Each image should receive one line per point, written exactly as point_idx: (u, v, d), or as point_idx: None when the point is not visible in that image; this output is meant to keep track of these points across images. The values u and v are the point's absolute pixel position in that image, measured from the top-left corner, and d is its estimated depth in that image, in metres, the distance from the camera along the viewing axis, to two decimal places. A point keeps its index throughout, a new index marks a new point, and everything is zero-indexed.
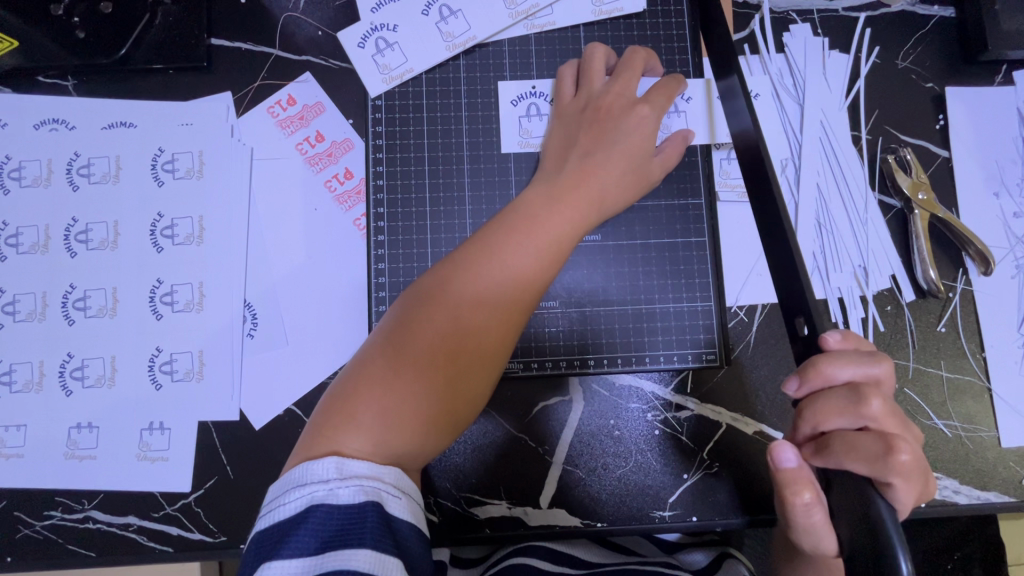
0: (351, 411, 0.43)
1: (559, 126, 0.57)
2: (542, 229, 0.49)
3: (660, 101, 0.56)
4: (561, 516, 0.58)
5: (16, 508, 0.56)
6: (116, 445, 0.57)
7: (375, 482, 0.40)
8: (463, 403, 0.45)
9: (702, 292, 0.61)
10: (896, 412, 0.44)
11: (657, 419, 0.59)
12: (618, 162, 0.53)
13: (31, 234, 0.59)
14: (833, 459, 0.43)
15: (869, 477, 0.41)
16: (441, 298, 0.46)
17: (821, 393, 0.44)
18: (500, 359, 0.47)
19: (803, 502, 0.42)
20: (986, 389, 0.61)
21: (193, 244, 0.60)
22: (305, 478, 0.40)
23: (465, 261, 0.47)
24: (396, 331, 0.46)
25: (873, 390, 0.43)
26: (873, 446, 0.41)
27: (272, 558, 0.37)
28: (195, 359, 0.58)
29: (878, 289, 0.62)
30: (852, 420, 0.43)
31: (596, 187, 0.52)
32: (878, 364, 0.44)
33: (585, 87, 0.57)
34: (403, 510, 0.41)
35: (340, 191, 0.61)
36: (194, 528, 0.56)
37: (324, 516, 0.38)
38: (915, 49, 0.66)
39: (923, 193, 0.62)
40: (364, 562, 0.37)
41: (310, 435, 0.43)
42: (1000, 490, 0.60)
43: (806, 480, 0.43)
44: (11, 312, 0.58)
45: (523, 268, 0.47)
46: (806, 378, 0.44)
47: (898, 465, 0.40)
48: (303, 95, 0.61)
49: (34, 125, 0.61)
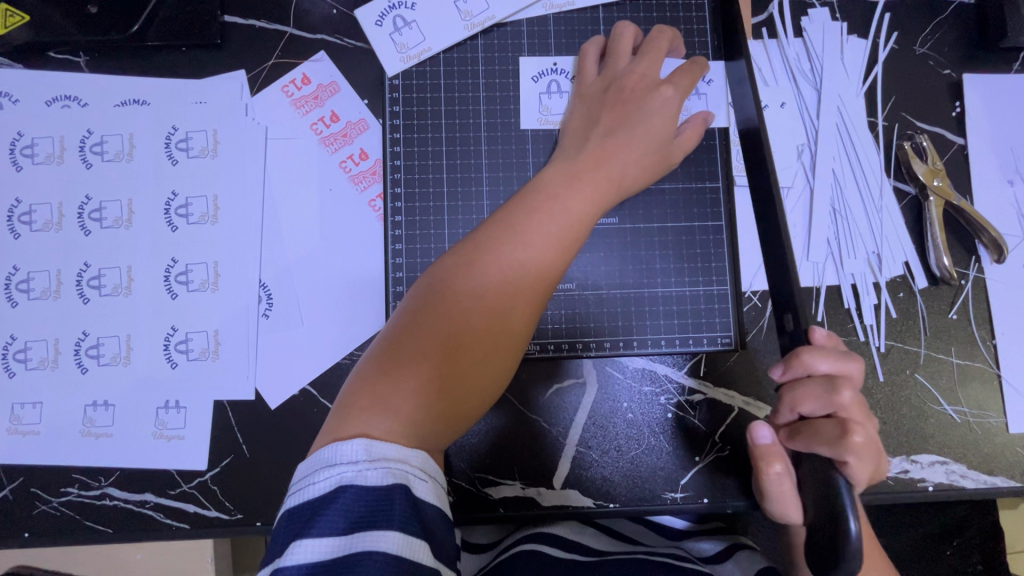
0: (377, 394, 0.43)
1: (582, 104, 0.57)
2: (564, 209, 0.49)
3: (684, 84, 0.56)
4: (573, 496, 0.58)
5: (32, 485, 0.56)
6: (132, 423, 0.57)
7: (402, 465, 0.40)
8: (485, 385, 0.46)
9: (717, 276, 0.61)
10: (863, 404, 0.48)
11: (670, 402, 0.59)
12: (641, 142, 0.53)
13: (44, 212, 0.59)
14: (803, 442, 0.48)
15: (831, 459, 0.46)
16: (464, 281, 0.46)
17: (799, 381, 0.48)
18: (522, 340, 0.47)
19: (774, 472, 0.50)
20: (995, 375, 0.62)
21: (207, 223, 0.59)
22: (334, 458, 0.40)
23: (488, 241, 0.47)
24: (421, 313, 0.46)
25: (847, 382, 0.47)
26: (835, 432, 0.46)
27: (303, 536, 0.38)
28: (211, 338, 0.58)
29: (892, 275, 0.62)
30: (824, 407, 0.47)
31: (618, 168, 0.52)
32: (853, 361, 0.48)
33: (608, 67, 0.57)
34: (428, 493, 0.41)
35: (355, 171, 0.61)
36: (210, 505, 0.56)
37: (353, 497, 0.38)
38: (933, 35, 0.65)
39: (939, 179, 0.62)
40: (393, 544, 0.37)
41: (338, 416, 0.43)
42: (1006, 475, 0.61)
43: (778, 454, 0.51)
44: (26, 289, 0.58)
45: (545, 249, 0.47)
46: (790, 365, 0.48)
47: (854, 446, 0.45)
48: (318, 74, 0.61)
49: (47, 102, 0.60)
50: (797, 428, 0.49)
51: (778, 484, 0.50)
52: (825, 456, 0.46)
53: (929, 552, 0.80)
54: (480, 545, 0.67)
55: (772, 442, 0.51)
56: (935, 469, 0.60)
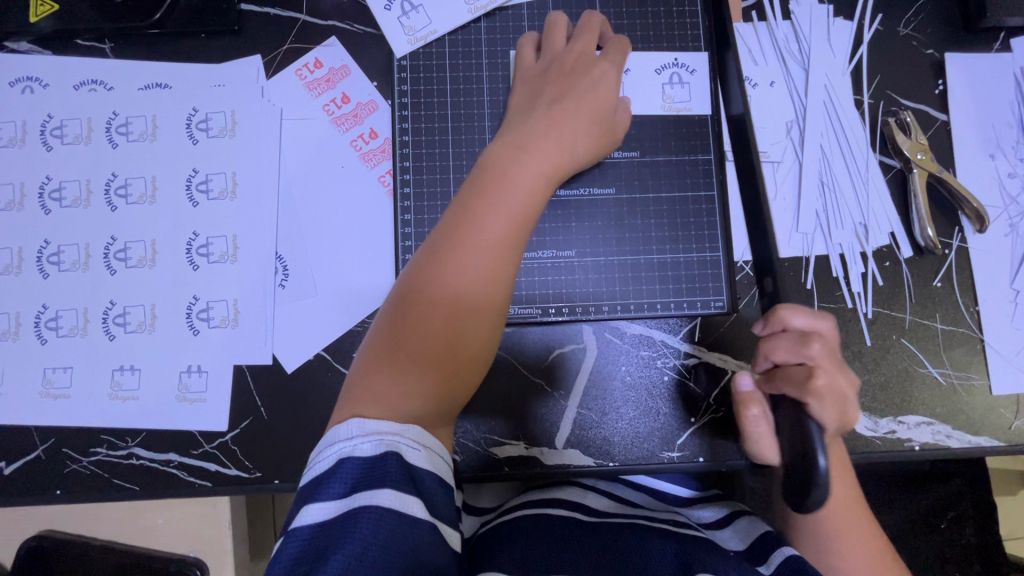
0: (368, 381, 0.47)
1: (524, 85, 0.60)
2: (514, 181, 0.52)
3: (617, 59, 0.61)
4: (576, 456, 0.61)
5: (64, 445, 0.60)
6: (158, 387, 0.60)
7: (395, 436, 0.44)
8: (466, 354, 0.49)
9: (710, 244, 0.64)
10: (834, 356, 0.52)
11: (667, 366, 0.62)
12: (586, 109, 0.57)
13: (73, 189, 0.62)
14: (776, 386, 0.53)
15: (797, 400, 0.50)
16: (432, 267, 0.49)
17: (776, 336, 0.53)
18: (492, 304, 0.50)
19: (751, 413, 0.55)
20: (979, 341, 0.65)
21: (226, 199, 0.63)
22: (334, 438, 0.44)
23: (443, 226, 0.51)
24: (394, 305, 0.50)
25: (816, 336, 0.51)
26: (800, 375, 0.50)
27: (310, 502, 0.42)
28: (230, 307, 0.61)
29: (878, 245, 0.65)
30: (796, 357, 0.51)
31: (568, 137, 0.55)
32: (827, 321, 0.53)
33: (548, 49, 0.61)
34: (422, 460, 0.44)
35: (365, 149, 0.64)
36: (231, 464, 0.59)
37: (352, 466, 0.42)
38: (916, 17, 0.68)
39: (922, 153, 0.65)
40: (388, 501, 0.41)
41: (337, 413, 0.47)
42: (990, 435, 0.63)
43: (755, 399, 0.56)
44: (56, 262, 0.62)
45: (497, 217, 0.50)
46: (768, 321, 0.53)
47: (815, 388, 0.49)
48: (330, 58, 0.64)
49: (74, 86, 0.63)
50: (770, 375, 0.54)
51: (755, 425, 0.55)
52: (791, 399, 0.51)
53: (921, 520, 0.83)
54: (484, 509, 0.70)
55: (750, 389, 0.56)
56: (922, 430, 0.63)
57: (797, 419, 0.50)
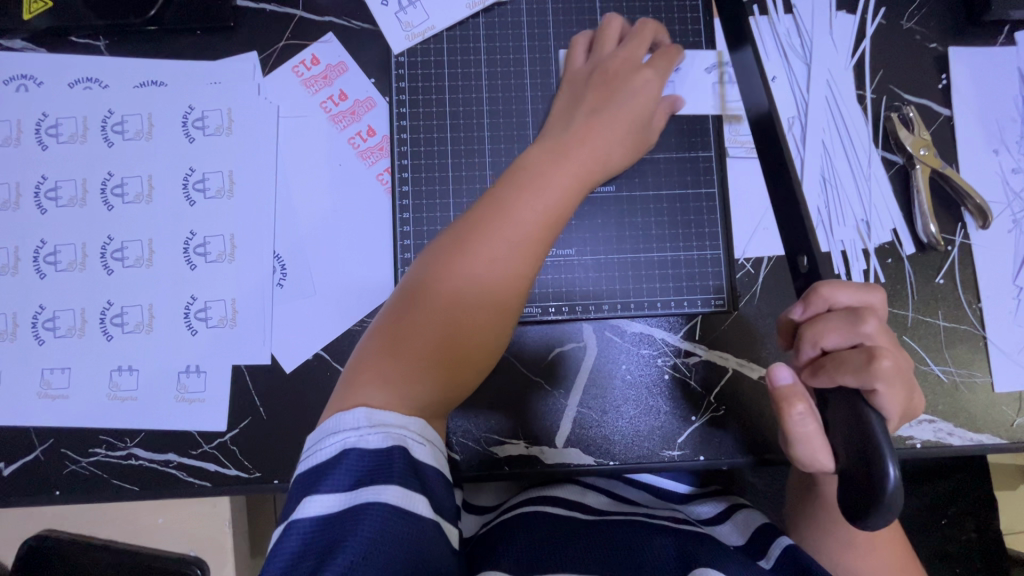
0: (378, 368, 0.47)
1: (568, 89, 0.60)
2: (550, 186, 0.52)
3: (663, 66, 0.60)
4: (575, 455, 0.61)
5: (63, 446, 0.59)
6: (156, 387, 0.60)
7: (401, 430, 0.43)
8: (480, 354, 0.49)
9: (710, 242, 0.63)
10: (889, 335, 0.45)
11: (667, 364, 0.62)
12: (624, 121, 0.57)
13: (69, 188, 0.62)
14: (826, 375, 0.45)
15: (856, 389, 0.43)
16: (458, 263, 0.49)
17: (820, 317, 0.46)
18: (513, 309, 0.50)
19: (797, 411, 0.45)
20: (981, 338, 0.64)
21: (223, 198, 0.62)
22: (338, 426, 0.43)
23: (476, 220, 0.50)
24: (413, 294, 0.49)
25: (870, 312, 0.45)
26: (860, 358, 0.43)
27: (313, 493, 0.40)
28: (228, 307, 0.61)
29: (880, 242, 0.65)
30: (848, 338, 0.45)
31: (602, 147, 0.56)
32: (872, 293, 0.47)
33: (595, 52, 0.61)
34: (427, 455, 0.44)
35: (363, 147, 0.63)
36: (230, 465, 0.59)
37: (357, 458, 0.41)
38: (920, 10, 0.67)
39: (925, 149, 0.64)
40: (394, 497, 0.40)
41: (340, 396, 0.46)
42: (992, 432, 0.63)
43: (801, 394, 0.46)
44: (53, 262, 0.61)
45: (532, 224, 0.50)
46: (808, 301, 0.47)
47: (881, 371, 0.42)
48: (327, 54, 0.64)
49: (69, 84, 0.63)
50: (818, 365, 0.46)
51: (801, 426, 0.45)
52: (848, 389, 0.44)
53: (921, 517, 0.83)
54: (484, 507, 0.70)
55: (793, 383, 0.46)
56: (923, 427, 0.63)
57: (858, 414, 0.42)
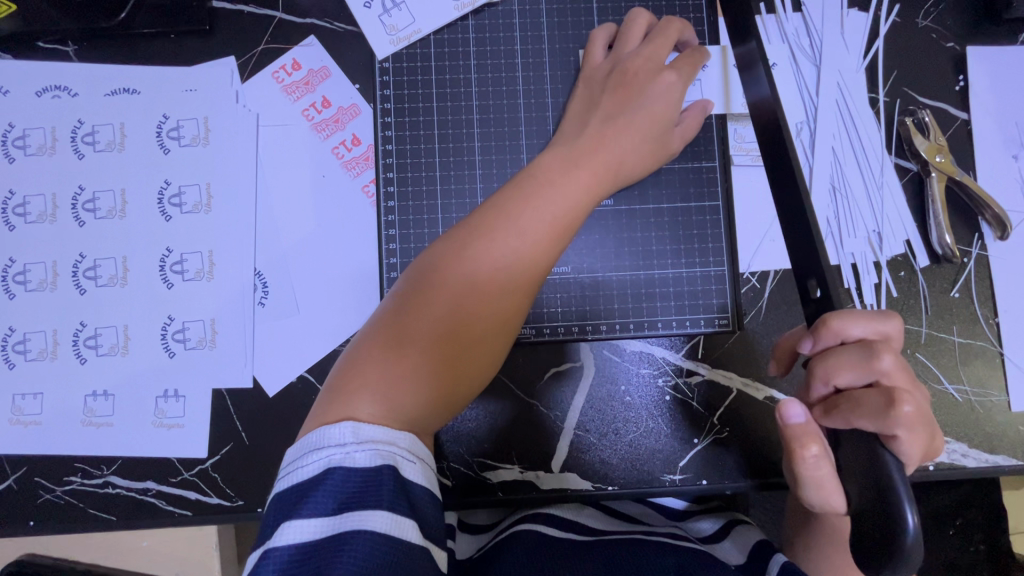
0: (366, 376, 0.43)
1: (584, 89, 0.58)
2: (560, 192, 0.49)
3: (686, 71, 0.56)
4: (572, 480, 0.59)
5: (37, 475, 0.57)
6: (132, 412, 0.57)
7: (390, 447, 0.39)
8: (478, 367, 0.46)
9: (714, 257, 0.60)
10: (906, 369, 0.42)
11: (668, 384, 0.59)
12: (641, 128, 0.54)
13: (38, 203, 0.59)
14: (842, 417, 0.42)
15: (874, 434, 0.40)
16: (461, 268, 0.46)
17: (832, 352, 0.43)
18: (516, 321, 0.47)
19: (811, 456, 0.42)
20: (998, 354, 0.61)
21: (201, 212, 0.59)
22: (322, 441, 0.39)
23: (482, 224, 0.47)
24: (409, 298, 0.46)
25: (885, 346, 0.42)
26: (878, 402, 0.40)
27: (292, 517, 0.36)
28: (207, 327, 0.58)
29: (893, 254, 0.61)
30: (863, 376, 0.42)
31: (616, 154, 0.53)
32: (889, 319, 0.43)
33: (616, 51, 0.58)
34: (418, 475, 0.40)
35: (348, 157, 0.60)
36: (212, 493, 0.57)
37: (341, 478, 0.37)
38: (936, 7, 0.64)
39: (942, 156, 0.60)
40: (381, 524, 0.36)
41: (324, 405, 0.42)
42: (1008, 453, 0.60)
43: (814, 434, 0.43)
44: (23, 281, 0.58)
45: (540, 231, 0.47)
46: (818, 335, 0.43)
47: (903, 417, 0.39)
48: (308, 59, 0.60)
49: (36, 92, 0.60)
50: (831, 403, 0.43)
51: (814, 470, 0.43)
52: (865, 435, 0.41)
53: (931, 531, 0.80)
54: (477, 526, 0.67)
55: (805, 423, 0.44)
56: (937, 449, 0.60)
57: (874, 458, 0.40)
